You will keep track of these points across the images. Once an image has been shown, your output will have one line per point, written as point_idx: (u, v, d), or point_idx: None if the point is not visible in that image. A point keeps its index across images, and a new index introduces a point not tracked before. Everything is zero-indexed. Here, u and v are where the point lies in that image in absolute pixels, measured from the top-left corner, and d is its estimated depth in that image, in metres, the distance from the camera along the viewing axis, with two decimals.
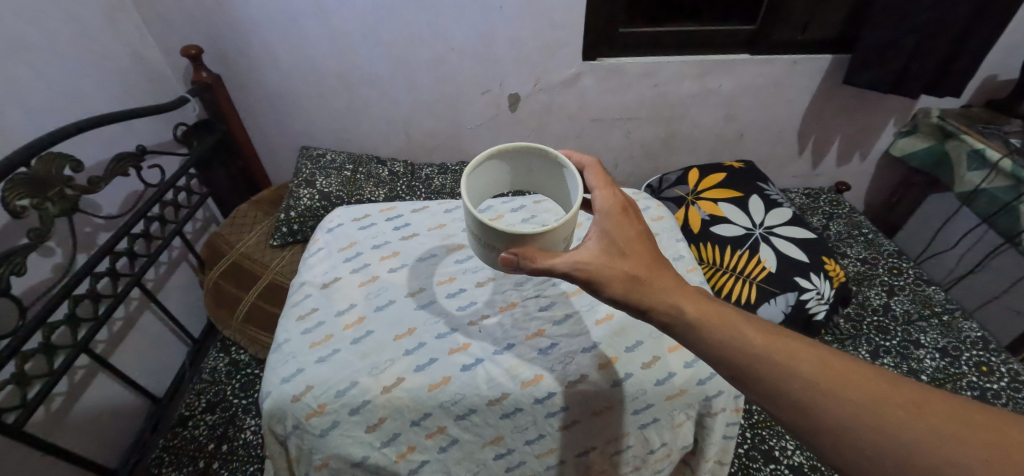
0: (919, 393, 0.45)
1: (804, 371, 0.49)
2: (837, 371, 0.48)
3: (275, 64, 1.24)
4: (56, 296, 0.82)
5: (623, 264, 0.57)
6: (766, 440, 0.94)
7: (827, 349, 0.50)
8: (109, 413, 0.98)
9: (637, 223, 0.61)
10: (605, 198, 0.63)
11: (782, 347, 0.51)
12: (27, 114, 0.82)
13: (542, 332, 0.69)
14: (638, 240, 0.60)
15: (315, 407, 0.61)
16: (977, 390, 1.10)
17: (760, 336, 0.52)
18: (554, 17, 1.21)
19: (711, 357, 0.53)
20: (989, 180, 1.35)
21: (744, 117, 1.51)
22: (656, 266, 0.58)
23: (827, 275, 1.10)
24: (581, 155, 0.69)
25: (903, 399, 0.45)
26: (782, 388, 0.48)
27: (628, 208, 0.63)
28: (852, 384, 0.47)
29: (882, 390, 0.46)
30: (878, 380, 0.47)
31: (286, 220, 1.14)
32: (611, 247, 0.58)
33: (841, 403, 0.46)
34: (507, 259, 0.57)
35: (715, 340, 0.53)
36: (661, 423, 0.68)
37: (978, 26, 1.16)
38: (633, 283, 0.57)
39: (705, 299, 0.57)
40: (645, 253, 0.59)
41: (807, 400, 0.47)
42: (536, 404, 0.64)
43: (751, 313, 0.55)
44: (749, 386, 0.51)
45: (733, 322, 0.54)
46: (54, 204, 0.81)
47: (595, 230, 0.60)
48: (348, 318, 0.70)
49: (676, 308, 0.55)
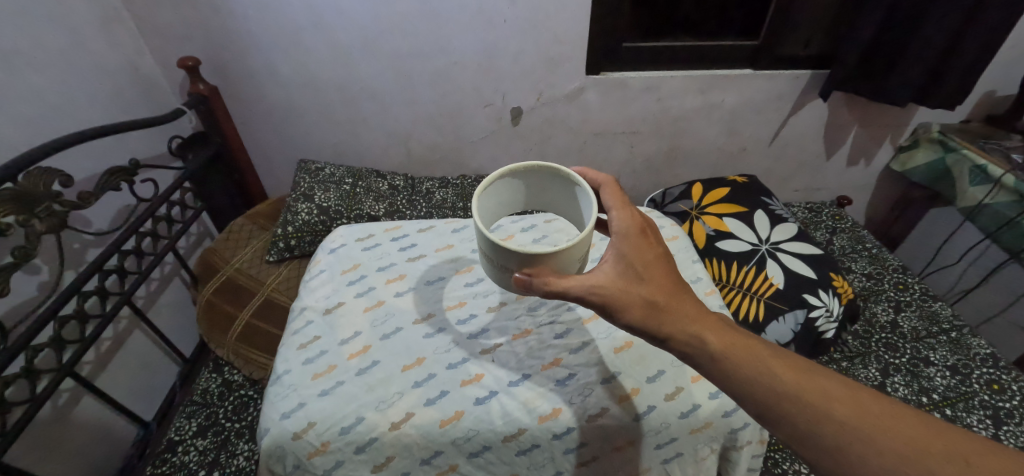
0: (964, 445, 0.43)
1: (838, 414, 0.46)
2: (874, 415, 0.46)
3: (273, 75, 1.22)
4: (41, 317, 0.78)
5: (641, 288, 0.55)
6: (778, 464, 0.91)
7: (861, 389, 0.48)
8: (94, 438, 0.93)
9: (655, 245, 0.59)
10: (623, 220, 0.59)
11: (814, 386, 0.48)
12: (15, 127, 0.79)
13: (558, 361, 0.66)
14: (657, 264, 0.57)
15: (318, 445, 0.58)
16: (989, 409, 1.07)
17: (789, 373, 0.50)
18: (557, 31, 1.20)
19: (736, 392, 0.50)
20: (992, 194, 1.35)
21: (747, 131, 1.50)
22: (676, 291, 0.56)
23: (836, 292, 1.08)
24: (596, 173, 0.66)
25: (949, 450, 0.42)
26: (815, 431, 0.46)
27: (646, 229, 0.60)
28: (891, 431, 0.44)
29: (926, 439, 0.43)
30: (921, 427, 0.44)
31: (282, 235, 1.11)
32: (628, 270, 0.56)
33: (880, 451, 0.43)
34: (520, 279, 0.54)
35: (741, 376, 0.50)
36: (684, 457, 0.65)
37: (980, 42, 1.16)
38: (652, 309, 0.54)
39: (727, 329, 0.54)
40: (663, 277, 0.56)
41: (843, 446, 0.45)
42: (554, 440, 0.61)
43: (778, 347, 0.53)
44: (777, 426, 0.48)
45: (760, 356, 0.51)
46: (41, 221, 0.77)
47: (611, 251, 0.57)
48: (352, 348, 0.67)
49: (698, 338, 0.53)
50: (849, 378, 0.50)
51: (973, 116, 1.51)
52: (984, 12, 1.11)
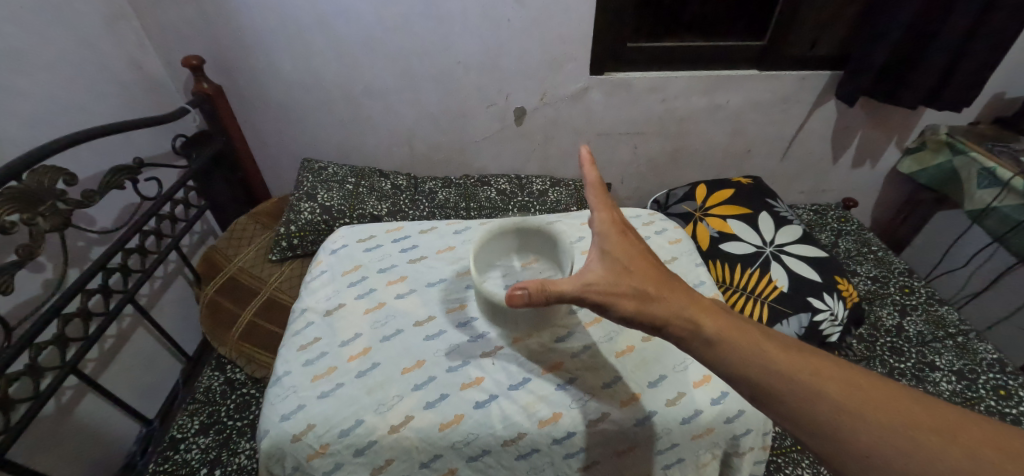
0: (956, 419, 0.42)
1: (833, 392, 0.45)
2: (865, 392, 0.45)
3: (277, 74, 1.22)
4: (46, 314, 0.78)
5: (633, 280, 0.55)
6: (782, 468, 0.90)
7: (853, 367, 0.47)
8: (96, 436, 0.94)
9: (637, 244, 0.59)
10: (603, 221, 0.60)
11: (806, 365, 0.48)
12: (20, 125, 0.79)
13: (559, 365, 0.66)
14: (643, 258, 0.57)
15: (317, 447, 0.58)
16: (996, 415, 1.06)
17: (781, 355, 0.49)
18: (561, 31, 1.20)
19: (730, 375, 0.49)
20: (1001, 198, 1.34)
21: (751, 133, 1.49)
22: (667, 283, 0.56)
23: (841, 296, 1.07)
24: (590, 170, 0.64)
25: (941, 425, 0.42)
26: (807, 410, 0.45)
27: (627, 229, 0.61)
28: (883, 409, 0.43)
29: (917, 415, 0.43)
30: (912, 403, 0.44)
31: (285, 234, 1.11)
32: (617, 263, 0.56)
33: (873, 427, 0.43)
34: (514, 296, 0.52)
35: (732, 358, 0.50)
36: (686, 463, 0.64)
37: (991, 43, 1.14)
38: (644, 299, 0.54)
39: (721, 314, 0.54)
40: (651, 270, 0.56)
41: (838, 425, 0.44)
42: (554, 445, 0.61)
43: (770, 330, 0.52)
44: (769, 408, 0.47)
45: (752, 338, 0.51)
46: (45, 219, 0.78)
47: (596, 249, 0.57)
48: (351, 349, 0.67)
49: (692, 323, 0.52)
50: (840, 357, 0.49)
51: (982, 118, 1.49)
52: (993, 13, 1.10)
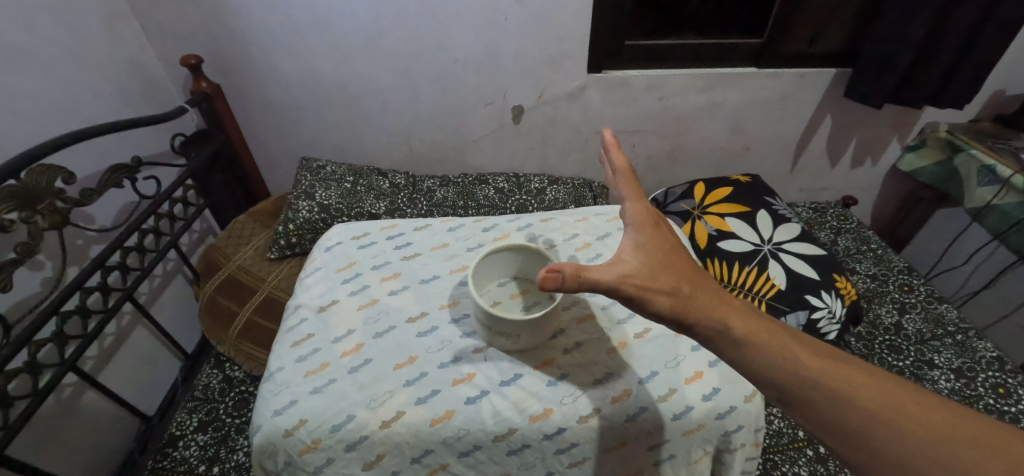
0: (990, 432, 0.41)
1: (865, 400, 0.44)
2: (898, 401, 0.44)
3: (275, 73, 1.22)
4: (45, 311, 0.79)
5: (665, 277, 0.52)
6: (778, 466, 0.90)
7: (886, 375, 0.47)
8: (96, 433, 0.94)
9: (670, 237, 0.58)
10: (636, 211, 0.58)
11: (840, 372, 0.46)
12: (19, 123, 0.80)
13: (550, 362, 0.66)
14: (674, 252, 0.56)
15: (309, 442, 0.58)
16: (994, 413, 1.06)
17: (814, 361, 0.47)
18: (559, 29, 1.20)
19: (760, 377, 0.48)
20: (1001, 195, 1.34)
21: (750, 130, 1.49)
22: (698, 281, 0.54)
23: (838, 294, 1.07)
24: (618, 154, 0.62)
25: (974, 437, 0.41)
26: (839, 417, 0.44)
27: (659, 222, 0.59)
28: (917, 420, 0.43)
29: (951, 427, 0.42)
30: (944, 414, 0.43)
31: (283, 233, 1.11)
32: (649, 258, 0.54)
33: (906, 437, 0.42)
34: (548, 276, 0.46)
35: (765, 361, 0.48)
36: (678, 459, 0.65)
37: (990, 40, 1.14)
38: (676, 297, 0.51)
39: (752, 315, 0.52)
40: (683, 266, 0.54)
41: (867, 432, 0.43)
42: (545, 441, 0.61)
43: (800, 332, 0.51)
44: (798, 412, 0.47)
45: (783, 341, 0.49)
46: (44, 217, 0.78)
47: (629, 241, 0.55)
48: (346, 345, 0.67)
49: (724, 324, 0.50)
50: (871, 364, 0.48)
51: (983, 115, 1.48)
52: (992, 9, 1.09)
